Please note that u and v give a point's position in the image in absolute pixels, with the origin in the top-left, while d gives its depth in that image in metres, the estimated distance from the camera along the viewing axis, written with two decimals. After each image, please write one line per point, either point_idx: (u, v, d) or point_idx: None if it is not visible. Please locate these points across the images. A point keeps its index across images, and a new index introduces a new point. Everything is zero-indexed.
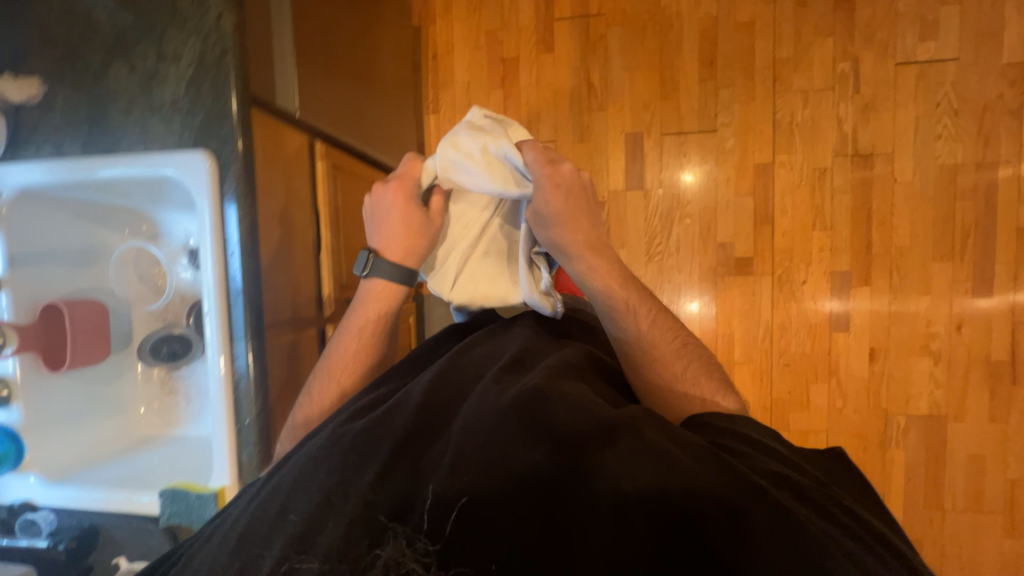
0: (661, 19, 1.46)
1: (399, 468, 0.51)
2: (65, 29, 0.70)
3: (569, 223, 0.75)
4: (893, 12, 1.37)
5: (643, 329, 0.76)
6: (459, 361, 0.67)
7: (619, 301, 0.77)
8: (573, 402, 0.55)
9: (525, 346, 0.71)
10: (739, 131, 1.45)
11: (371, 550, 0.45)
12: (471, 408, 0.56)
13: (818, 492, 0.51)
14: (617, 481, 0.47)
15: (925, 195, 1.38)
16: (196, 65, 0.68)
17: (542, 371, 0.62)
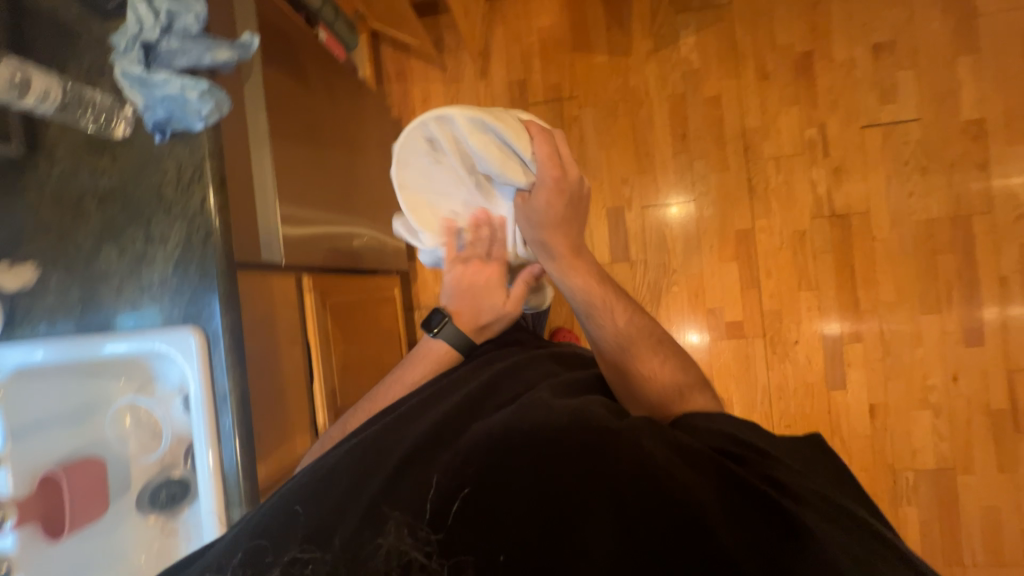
0: (630, 98, 1.51)
1: (406, 479, 0.59)
2: (55, 216, 0.73)
3: (557, 230, 0.76)
4: (852, 78, 1.42)
5: (620, 327, 0.78)
6: (470, 380, 0.74)
7: (601, 309, 0.79)
8: (565, 409, 0.62)
9: (517, 360, 0.79)
10: (717, 199, 1.48)
11: (376, 538, 0.56)
12: (480, 421, 0.63)
13: (809, 490, 0.56)
14: (602, 484, 0.54)
15: (905, 251, 1.41)
16: (183, 246, 0.71)
17: (550, 390, 0.68)
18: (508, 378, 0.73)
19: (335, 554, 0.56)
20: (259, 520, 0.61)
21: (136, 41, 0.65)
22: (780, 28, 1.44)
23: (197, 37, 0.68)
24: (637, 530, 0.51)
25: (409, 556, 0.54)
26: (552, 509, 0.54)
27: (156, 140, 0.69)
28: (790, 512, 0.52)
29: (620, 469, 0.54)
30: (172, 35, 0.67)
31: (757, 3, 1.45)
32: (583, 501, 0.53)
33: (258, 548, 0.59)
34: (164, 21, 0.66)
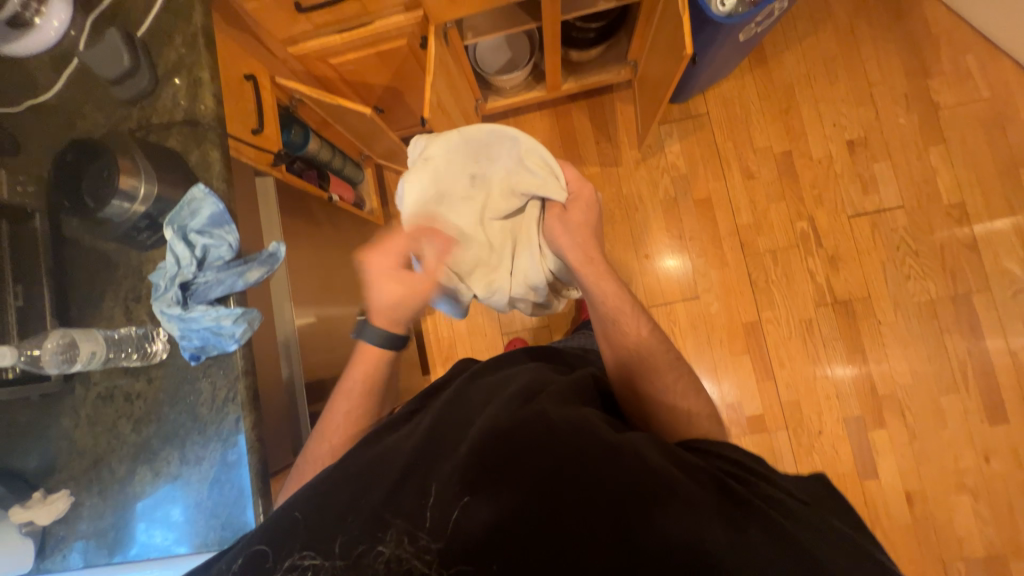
0: (625, 204, 1.57)
1: (410, 484, 0.57)
2: (93, 440, 0.74)
3: (581, 243, 0.88)
4: (833, 173, 1.50)
5: (642, 338, 0.84)
6: (469, 388, 0.73)
7: (626, 320, 0.85)
8: (576, 418, 0.61)
9: (527, 372, 0.76)
10: (720, 294, 1.51)
11: (375, 546, 0.53)
12: (490, 420, 0.62)
13: (802, 511, 0.57)
14: (619, 491, 0.53)
15: (913, 333, 1.43)
16: (219, 467, 0.72)
17: (554, 397, 0.66)
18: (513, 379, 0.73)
19: (334, 561, 0.53)
20: (263, 525, 0.59)
21: (173, 282, 0.69)
22: (758, 132, 1.54)
23: (229, 263, 0.72)
24: (639, 524, 0.51)
25: (409, 564, 0.52)
26: (558, 501, 0.53)
27: (192, 364, 0.72)
28: (782, 526, 0.52)
29: (624, 470, 0.55)
30: (206, 267, 0.71)
31: (733, 111, 1.55)
32: (602, 483, 0.54)
33: (257, 554, 0.56)
34: (198, 257, 0.71)
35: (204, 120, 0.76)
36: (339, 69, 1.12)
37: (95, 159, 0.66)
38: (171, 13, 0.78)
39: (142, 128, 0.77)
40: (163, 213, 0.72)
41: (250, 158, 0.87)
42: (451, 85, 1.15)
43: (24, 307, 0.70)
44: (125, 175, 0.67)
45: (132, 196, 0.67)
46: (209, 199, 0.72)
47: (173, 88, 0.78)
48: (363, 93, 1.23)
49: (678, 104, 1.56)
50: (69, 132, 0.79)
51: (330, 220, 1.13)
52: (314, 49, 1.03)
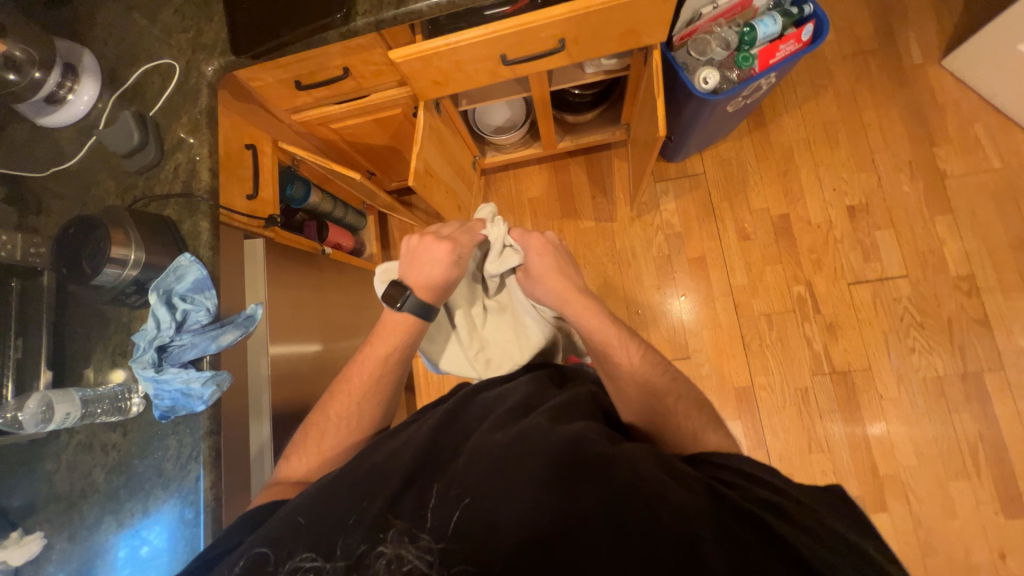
0: (619, 259, 1.58)
1: (411, 491, 0.59)
2: (69, 485, 0.79)
3: (561, 281, 0.86)
4: (832, 238, 1.47)
5: (635, 367, 0.78)
6: (471, 400, 0.75)
7: (620, 354, 0.80)
8: (572, 431, 0.61)
9: (529, 386, 0.76)
10: (712, 355, 1.48)
11: (376, 546, 0.55)
12: (486, 435, 0.64)
13: (797, 509, 0.54)
14: (613, 504, 0.53)
15: (918, 410, 1.36)
16: (178, 524, 0.75)
17: (550, 410, 0.67)
18: (511, 394, 0.74)
19: (335, 563, 0.54)
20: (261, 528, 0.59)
21: (151, 344, 0.75)
22: (755, 193, 1.53)
23: (205, 327, 0.79)
24: (631, 533, 0.51)
25: (409, 564, 0.53)
26: (559, 509, 0.54)
27: (160, 421, 0.76)
28: (773, 528, 0.50)
29: (620, 480, 0.55)
30: (184, 330, 0.77)
31: (730, 172, 1.56)
32: (600, 492, 0.54)
33: (258, 556, 0.56)
34: (177, 320, 0.77)
35: (199, 193, 0.83)
36: (339, 131, 1.19)
37: (95, 232, 0.74)
38: (183, 95, 0.88)
39: (145, 197, 0.85)
40: (150, 278, 0.78)
41: (240, 222, 0.96)
42: (443, 148, 1.22)
43: (21, 359, 0.78)
44: (117, 245, 0.74)
45: (123, 263, 0.74)
46: (194, 266, 0.79)
47: (177, 161, 0.86)
48: (363, 151, 1.29)
49: (675, 163, 1.57)
50: (83, 197, 0.88)
51: (321, 272, 1.19)
52: (315, 117, 1.11)
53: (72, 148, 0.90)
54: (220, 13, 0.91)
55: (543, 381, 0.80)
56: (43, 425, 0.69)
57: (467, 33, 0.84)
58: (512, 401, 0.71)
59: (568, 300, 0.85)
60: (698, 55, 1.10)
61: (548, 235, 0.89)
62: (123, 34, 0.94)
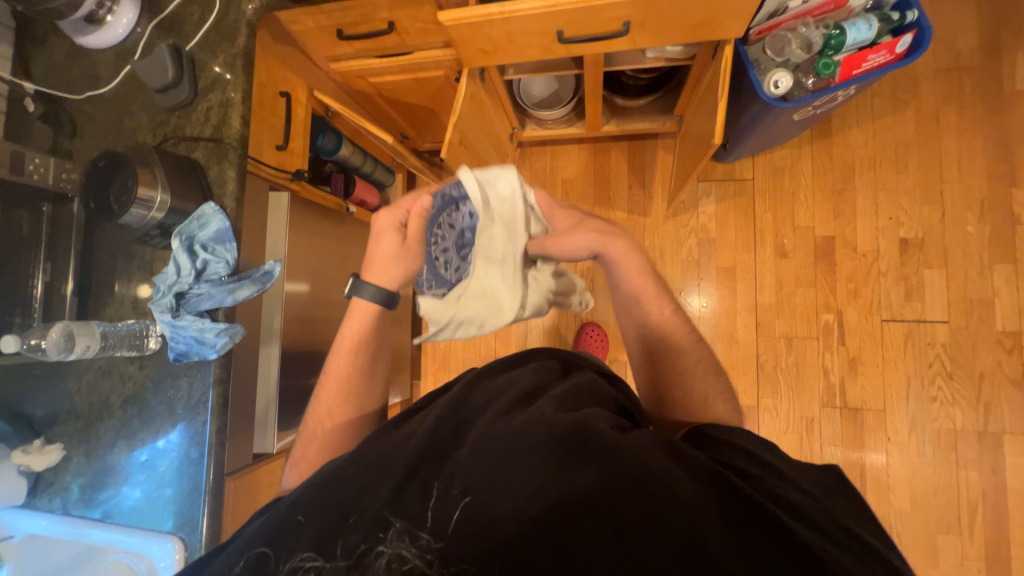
0: (644, 256, 1.52)
1: (411, 486, 0.59)
2: (88, 405, 0.84)
3: (582, 240, 0.79)
4: (876, 270, 1.39)
5: (658, 320, 0.78)
6: (478, 383, 0.72)
7: (653, 313, 0.78)
8: (579, 419, 0.59)
9: (538, 374, 0.74)
10: (723, 369, 1.45)
11: (376, 545, 0.55)
12: (490, 425, 0.63)
13: (805, 499, 0.54)
14: (617, 507, 0.53)
15: (924, 460, 1.32)
16: (183, 461, 0.80)
17: (555, 399, 0.65)
18: (517, 381, 0.72)
19: (335, 562, 0.55)
20: (263, 525, 0.60)
21: (170, 290, 0.76)
22: (802, 209, 1.44)
23: (223, 279, 0.79)
24: (636, 533, 0.51)
25: (409, 564, 0.54)
26: (560, 509, 0.53)
27: (174, 361, 0.79)
28: (782, 520, 0.50)
29: (622, 475, 0.54)
30: (202, 280, 0.79)
31: (781, 181, 1.45)
32: (603, 490, 0.54)
33: (259, 556, 0.57)
34: (197, 269, 0.78)
35: (228, 141, 0.82)
36: (377, 86, 1.13)
37: (120, 171, 0.74)
38: (221, 32, 0.84)
39: (176, 137, 0.84)
40: (175, 222, 0.78)
41: (266, 173, 0.94)
42: (482, 119, 1.16)
43: (50, 282, 0.80)
44: (144, 186, 0.73)
45: (150, 204, 0.74)
46: (217, 215, 0.78)
47: (210, 103, 0.84)
48: (400, 109, 1.24)
49: (723, 163, 1.48)
50: (116, 126, 0.87)
51: (342, 230, 1.18)
52: (354, 68, 1.05)
53: (107, 73, 0.88)
54: None
55: (553, 368, 0.78)
56: (65, 354, 0.73)
57: (524, 3, 0.77)
58: (518, 389, 0.69)
59: (597, 257, 0.80)
60: (774, 54, 0.99)
61: (565, 192, 0.83)
62: None
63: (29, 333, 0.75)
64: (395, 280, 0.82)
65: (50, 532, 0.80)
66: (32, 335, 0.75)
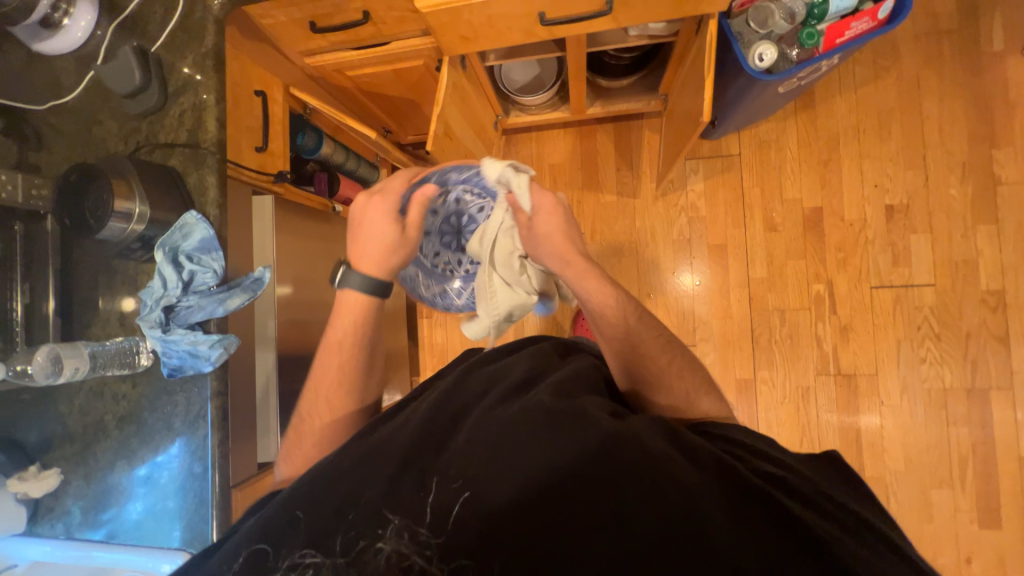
0: (636, 238, 1.52)
1: (409, 477, 0.58)
2: (82, 427, 0.82)
3: (556, 246, 0.81)
4: (863, 238, 1.40)
5: (630, 327, 0.77)
6: (471, 373, 0.74)
7: (609, 314, 0.78)
8: (578, 410, 0.60)
9: (534, 363, 0.74)
10: (719, 345, 1.46)
11: (376, 542, 0.54)
12: (490, 414, 0.63)
13: (809, 486, 0.56)
14: (620, 491, 0.53)
15: (916, 420, 1.36)
16: (186, 477, 0.79)
17: (551, 386, 0.66)
18: (512, 369, 0.72)
19: (335, 559, 0.54)
20: (257, 525, 0.58)
21: (158, 304, 0.74)
22: (790, 182, 1.45)
23: (213, 289, 0.77)
24: (638, 519, 0.52)
25: (409, 560, 0.53)
26: (560, 495, 0.54)
27: (168, 376, 0.77)
28: (787, 505, 0.52)
29: (623, 460, 0.54)
30: (190, 291, 0.76)
31: (767, 155, 1.46)
32: (602, 474, 0.54)
33: (259, 552, 0.56)
34: (184, 280, 0.75)
35: (205, 145, 0.79)
36: (355, 80, 1.10)
37: (94, 182, 0.70)
38: (187, 31, 0.80)
39: (149, 144, 0.80)
40: (157, 234, 0.75)
41: (247, 177, 0.91)
42: (466, 108, 1.13)
43: (28, 304, 0.77)
44: (120, 198, 0.71)
45: (128, 216, 0.71)
46: (200, 224, 0.76)
47: (181, 107, 0.80)
48: (380, 102, 1.21)
49: (710, 140, 1.47)
50: (84, 136, 0.83)
51: (329, 231, 1.16)
52: (329, 62, 1.01)
53: (69, 81, 0.84)
54: None
55: (547, 351, 0.79)
56: (53, 378, 0.70)
57: None
58: (513, 376, 0.70)
59: (564, 265, 0.81)
60: (758, 27, 0.98)
61: (562, 196, 0.84)
62: None
63: (13, 359, 0.72)
64: (388, 269, 0.81)
65: (53, 556, 0.77)
66: (16, 361, 0.72)
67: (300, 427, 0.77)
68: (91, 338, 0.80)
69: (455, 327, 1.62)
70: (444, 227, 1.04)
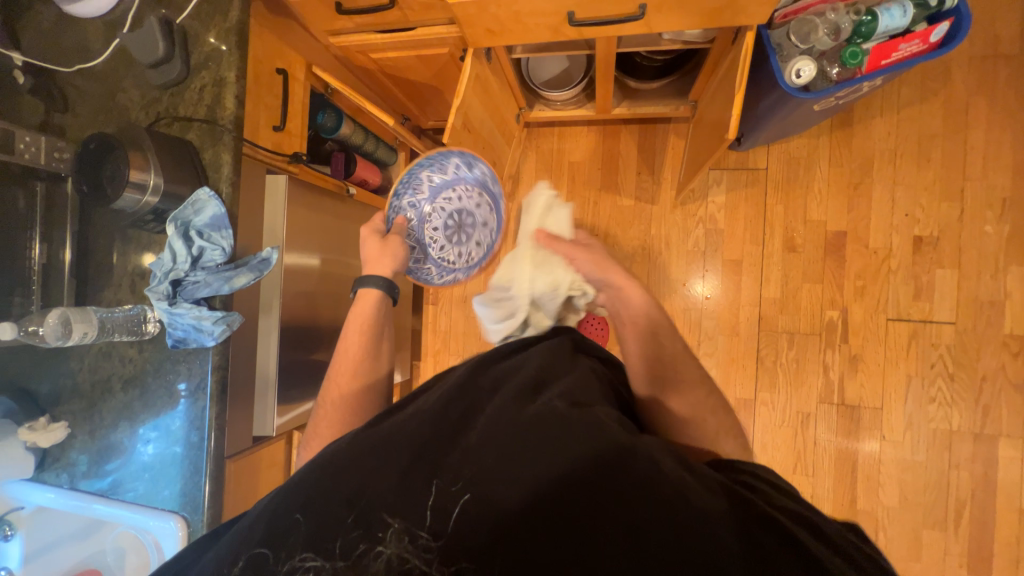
0: (650, 245, 1.49)
1: (413, 474, 0.58)
2: (90, 386, 0.85)
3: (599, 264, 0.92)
4: (886, 268, 1.35)
5: (678, 349, 0.83)
6: (484, 368, 0.72)
7: (643, 323, 0.85)
8: (590, 421, 0.60)
9: (545, 362, 0.73)
10: (722, 362, 1.44)
11: (376, 545, 0.55)
12: (498, 414, 0.62)
13: (837, 530, 0.55)
14: (631, 507, 0.53)
15: (917, 458, 1.33)
16: (184, 443, 0.82)
17: (564, 394, 0.65)
18: (523, 368, 0.71)
19: (334, 562, 0.54)
20: (257, 525, 0.58)
21: (166, 277, 0.76)
22: (815, 202, 1.39)
23: (219, 267, 0.79)
24: (647, 532, 0.52)
25: (409, 564, 0.53)
26: (565, 507, 0.54)
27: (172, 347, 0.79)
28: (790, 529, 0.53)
29: (632, 476, 0.54)
30: (199, 266, 0.78)
31: (795, 172, 1.40)
32: (609, 491, 0.54)
33: (259, 555, 0.56)
34: (193, 256, 0.77)
35: (223, 123, 0.79)
36: (378, 63, 1.08)
37: (112, 153, 0.72)
38: (214, 5, 0.80)
39: (170, 117, 0.81)
40: (170, 208, 0.76)
41: (263, 156, 0.92)
42: (487, 100, 1.11)
43: (46, 263, 0.80)
44: (136, 170, 0.72)
45: (142, 188, 0.72)
46: (212, 202, 0.77)
47: (202, 82, 0.81)
48: (402, 86, 1.19)
49: (737, 151, 1.42)
50: (109, 103, 0.84)
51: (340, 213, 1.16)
52: (352, 44, 1.00)
53: (96, 45, 0.84)
54: None
55: (561, 350, 0.78)
56: (62, 341, 0.73)
57: None
58: (525, 376, 0.69)
59: (605, 279, 0.90)
60: (801, 41, 0.93)
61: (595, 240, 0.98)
62: None
63: (26, 320, 0.75)
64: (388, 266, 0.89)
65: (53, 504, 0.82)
66: (29, 320, 0.74)
67: (321, 408, 0.78)
68: (102, 302, 0.82)
69: (459, 316, 1.63)
70: (448, 222, 1.13)
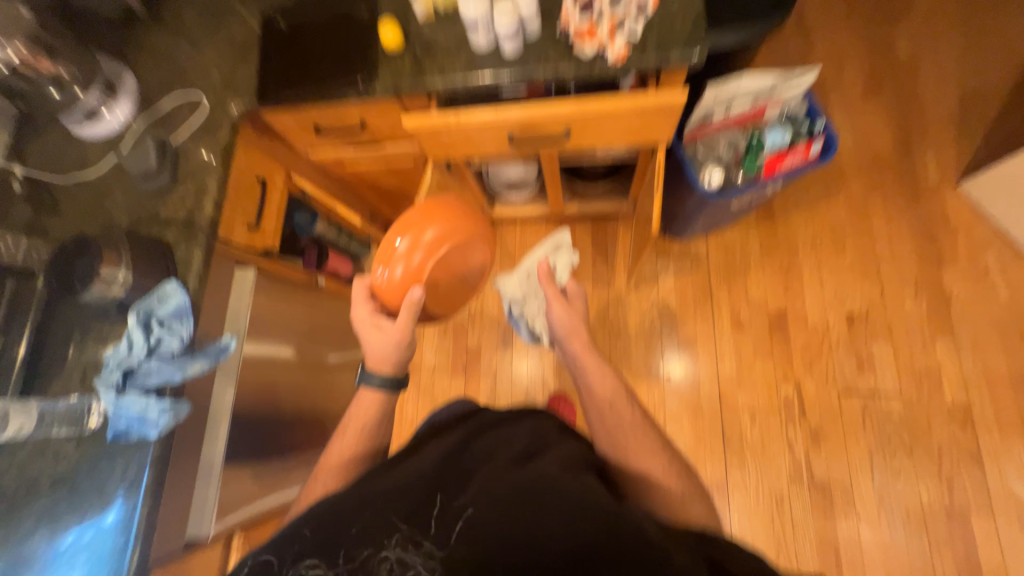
0: (610, 327, 1.57)
1: (415, 493, 0.65)
2: (12, 489, 0.79)
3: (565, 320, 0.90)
4: (827, 343, 1.45)
5: (637, 424, 0.80)
6: (483, 433, 0.74)
7: (599, 394, 0.83)
8: (579, 497, 0.59)
9: (534, 437, 0.72)
10: (690, 442, 1.43)
11: (380, 550, 0.60)
12: (498, 473, 0.64)
13: None
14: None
15: (897, 540, 1.29)
16: (106, 549, 0.76)
17: (555, 462, 0.65)
18: (512, 442, 0.71)
19: (339, 566, 0.59)
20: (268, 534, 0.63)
21: (119, 366, 0.77)
22: (754, 284, 1.53)
23: (175, 356, 0.80)
24: None
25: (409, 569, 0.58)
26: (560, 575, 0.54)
27: (114, 441, 0.78)
28: None
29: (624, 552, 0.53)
30: (153, 356, 0.79)
31: (732, 258, 1.56)
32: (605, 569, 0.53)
33: (266, 561, 0.61)
34: (150, 345, 0.79)
35: (199, 224, 0.88)
36: (353, 171, 1.23)
37: (84, 251, 0.79)
38: (207, 129, 0.94)
39: (149, 218, 0.89)
40: (134, 300, 0.81)
41: (236, 252, 0.99)
42: None
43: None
44: (107, 265, 0.78)
45: (110, 282, 0.78)
46: (178, 293, 0.81)
47: (186, 189, 0.90)
48: (375, 190, 1.33)
49: (678, 241, 1.58)
50: (96, 207, 0.93)
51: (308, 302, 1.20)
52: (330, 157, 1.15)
53: (94, 161, 0.95)
54: (253, 56, 0.97)
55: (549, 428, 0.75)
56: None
57: (478, 114, 0.89)
58: (518, 446, 0.69)
59: (569, 335, 0.89)
60: (705, 153, 1.13)
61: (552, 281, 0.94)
62: (169, 57, 1.01)
63: None
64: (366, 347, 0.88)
65: None
66: None
67: (317, 470, 0.81)
68: (48, 395, 0.82)
69: (426, 403, 1.60)
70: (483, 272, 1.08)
